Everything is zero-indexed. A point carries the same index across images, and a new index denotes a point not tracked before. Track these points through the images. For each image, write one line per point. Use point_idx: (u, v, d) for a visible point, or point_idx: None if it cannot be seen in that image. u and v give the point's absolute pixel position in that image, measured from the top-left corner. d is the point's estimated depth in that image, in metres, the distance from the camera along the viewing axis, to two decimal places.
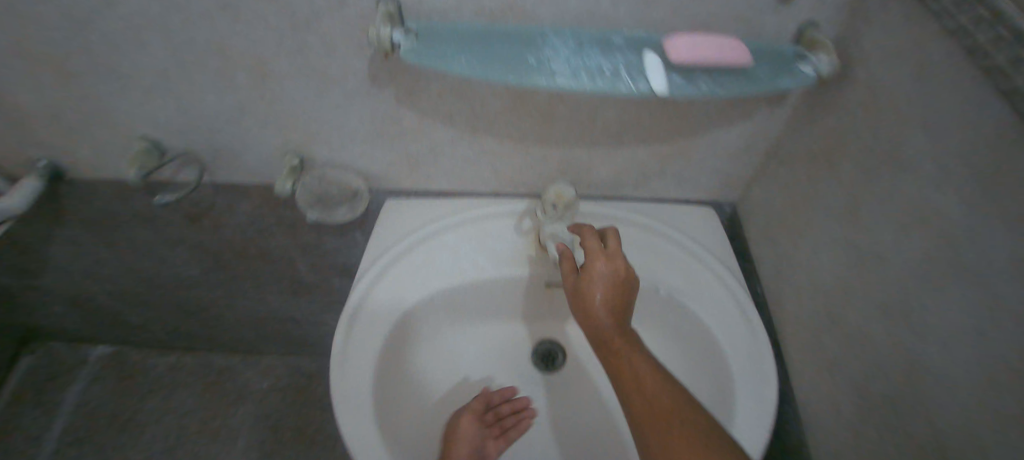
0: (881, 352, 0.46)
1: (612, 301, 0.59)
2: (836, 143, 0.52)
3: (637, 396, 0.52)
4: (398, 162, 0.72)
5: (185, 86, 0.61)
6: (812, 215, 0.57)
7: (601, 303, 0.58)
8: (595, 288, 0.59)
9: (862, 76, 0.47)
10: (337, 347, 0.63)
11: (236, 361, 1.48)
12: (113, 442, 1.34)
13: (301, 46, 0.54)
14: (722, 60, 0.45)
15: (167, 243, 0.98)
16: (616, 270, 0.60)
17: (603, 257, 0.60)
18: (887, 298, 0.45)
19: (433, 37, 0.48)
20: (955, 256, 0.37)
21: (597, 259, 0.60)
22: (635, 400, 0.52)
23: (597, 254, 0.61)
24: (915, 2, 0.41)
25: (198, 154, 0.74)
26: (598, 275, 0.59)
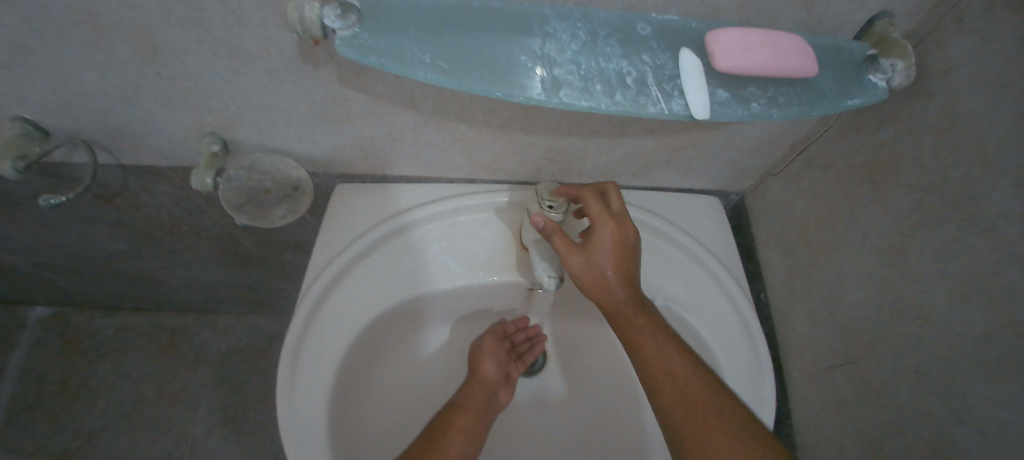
0: (920, 400, 0.43)
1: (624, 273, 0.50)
2: (890, 162, 0.44)
3: (664, 379, 0.47)
4: (350, 146, 0.58)
5: (52, 59, 0.44)
6: (846, 232, 0.50)
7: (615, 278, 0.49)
8: (605, 262, 0.49)
9: (939, 94, 0.39)
10: (282, 380, 0.55)
11: (190, 322, 1.31)
12: (67, 409, 1.21)
13: (202, 13, 0.39)
14: (779, 73, 0.35)
15: (82, 221, 0.81)
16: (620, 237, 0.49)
17: (607, 221, 0.49)
18: (935, 353, 0.41)
19: (379, 18, 0.33)
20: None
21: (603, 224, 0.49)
22: (662, 383, 0.47)
23: (602, 220, 0.49)
24: None
25: (93, 134, 0.57)
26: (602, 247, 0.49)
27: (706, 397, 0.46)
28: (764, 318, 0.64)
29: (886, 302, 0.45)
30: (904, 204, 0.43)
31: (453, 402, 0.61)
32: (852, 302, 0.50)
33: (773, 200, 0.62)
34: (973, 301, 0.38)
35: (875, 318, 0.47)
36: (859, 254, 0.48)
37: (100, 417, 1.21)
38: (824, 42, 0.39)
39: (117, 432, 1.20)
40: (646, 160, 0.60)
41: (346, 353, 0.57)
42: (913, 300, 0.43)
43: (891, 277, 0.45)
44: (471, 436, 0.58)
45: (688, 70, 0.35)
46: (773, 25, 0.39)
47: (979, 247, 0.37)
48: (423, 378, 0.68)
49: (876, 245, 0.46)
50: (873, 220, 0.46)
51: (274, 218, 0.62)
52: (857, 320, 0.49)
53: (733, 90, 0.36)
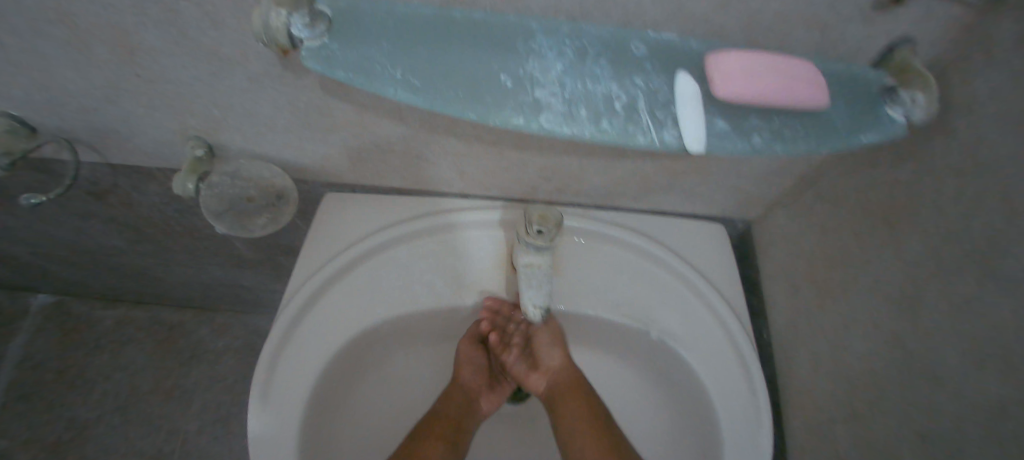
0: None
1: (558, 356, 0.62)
2: (909, 202, 0.41)
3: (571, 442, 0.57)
4: (338, 155, 0.56)
5: (29, 56, 0.43)
6: (859, 273, 0.46)
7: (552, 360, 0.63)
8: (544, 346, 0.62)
9: (963, 131, 0.36)
10: (253, 393, 0.52)
11: (189, 318, 1.20)
12: (66, 402, 1.10)
13: (175, 15, 0.37)
14: (786, 103, 0.32)
15: (75, 218, 0.79)
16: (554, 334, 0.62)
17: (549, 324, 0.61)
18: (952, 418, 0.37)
19: (353, 29, 0.31)
20: None
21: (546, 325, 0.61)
22: (572, 444, 0.57)
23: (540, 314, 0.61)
24: None
25: (79, 131, 0.56)
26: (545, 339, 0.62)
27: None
28: (766, 359, 0.62)
29: (897, 353, 0.42)
30: (922, 250, 0.40)
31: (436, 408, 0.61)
32: (862, 351, 0.47)
33: (782, 231, 0.58)
34: (989, 364, 0.34)
35: (885, 369, 0.44)
36: (872, 299, 0.45)
37: (94, 408, 1.10)
38: (835, 69, 0.36)
39: (109, 425, 1.09)
40: (648, 182, 0.57)
41: (323, 370, 0.55)
42: (925, 355, 0.39)
43: (903, 327, 0.42)
44: (449, 442, 0.58)
45: (685, 97, 0.32)
46: (784, 48, 0.36)
47: (1000, 306, 0.33)
48: (406, 394, 0.67)
49: (887, 292, 0.43)
50: (888, 264, 0.43)
51: (255, 228, 0.59)
52: (867, 371, 0.46)
53: (734, 122, 0.34)
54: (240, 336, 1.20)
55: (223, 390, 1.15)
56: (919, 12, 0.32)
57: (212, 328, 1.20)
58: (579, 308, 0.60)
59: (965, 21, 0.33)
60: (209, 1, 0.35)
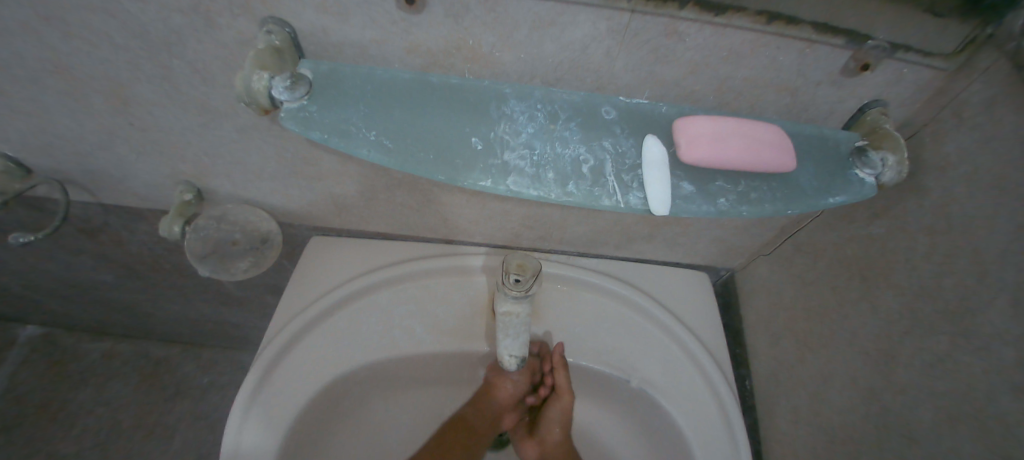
0: None
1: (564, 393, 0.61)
2: (882, 258, 0.41)
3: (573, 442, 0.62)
4: (323, 201, 0.57)
5: (28, 102, 0.45)
6: (835, 327, 0.46)
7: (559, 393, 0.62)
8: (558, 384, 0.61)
9: (933, 192, 0.37)
10: (227, 442, 0.51)
11: (177, 353, 1.18)
12: (44, 437, 1.05)
13: (169, 71, 0.39)
14: (750, 166, 0.33)
15: (64, 254, 0.79)
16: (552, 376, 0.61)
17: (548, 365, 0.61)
18: None
19: (333, 90, 0.34)
20: None
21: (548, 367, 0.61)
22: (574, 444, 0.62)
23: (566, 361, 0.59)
24: None
25: (71, 173, 0.57)
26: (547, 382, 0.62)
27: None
28: (747, 406, 0.61)
29: (871, 409, 0.42)
30: (894, 306, 0.40)
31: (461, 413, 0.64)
32: (839, 405, 0.46)
33: (762, 281, 0.59)
34: (962, 425, 0.34)
35: (860, 425, 0.44)
36: (848, 355, 0.45)
37: (75, 443, 1.05)
38: (800, 132, 0.37)
39: None
40: (628, 232, 0.57)
41: (298, 418, 0.53)
42: (901, 414, 0.39)
43: (877, 385, 0.42)
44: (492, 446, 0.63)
45: (650, 161, 0.33)
46: (754, 110, 0.38)
47: (974, 367, 0.33)
48: (383, 443, 0.65)
49: (863, 347, 0.43)
50: (862, 320, 0.43)
51: (236, 270, 0.60)
52: (843, 425, 0.46)
53: (699, 184, 0.35)
54: (226, 374, 1.18)
55: (206, 429, 1.11)
56: (888, 76, 0.34)
57: (198, 365, 1.17)
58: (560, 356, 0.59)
59: (933, 85, 0.35)
60: (201, 59, 0.37)
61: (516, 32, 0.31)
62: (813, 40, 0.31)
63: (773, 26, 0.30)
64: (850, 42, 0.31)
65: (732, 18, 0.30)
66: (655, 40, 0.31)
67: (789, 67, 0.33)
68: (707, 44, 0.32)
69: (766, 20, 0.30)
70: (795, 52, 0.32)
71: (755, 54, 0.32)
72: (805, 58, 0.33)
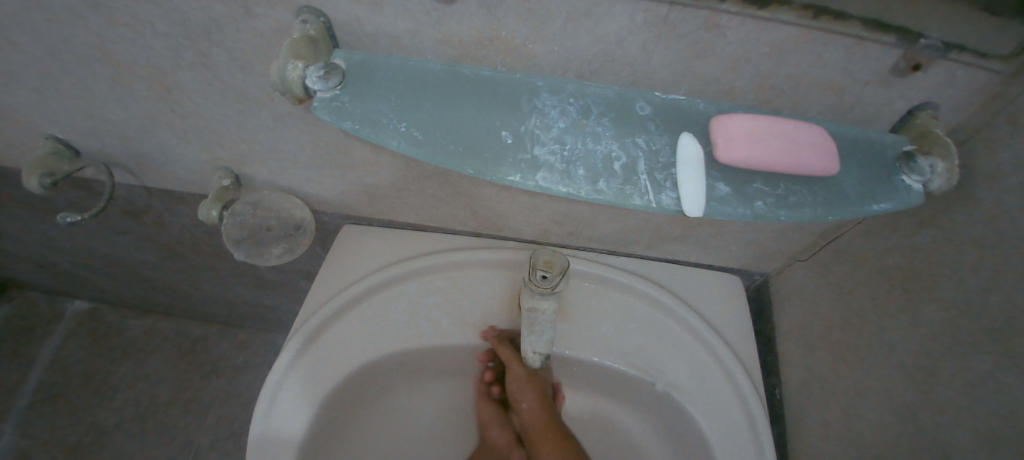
0: None
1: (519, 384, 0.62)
2: (927, 271, 0.39)
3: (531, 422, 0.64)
4: (353, 190, 0.58)
5: (79, 88, 0.47)
6: (874, 340, 0.44)
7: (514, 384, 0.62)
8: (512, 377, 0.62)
9: (985, 202, 0.34)
10: (256, 419, 0.53)
11: (212, 332, 1.23)
12: (90, 405, 1.12)
13: (208, 60, 0.40)
14: (790, 169, 0.31)
15: (111, 234, 0.83)
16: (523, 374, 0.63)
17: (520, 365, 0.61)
18: None
19: (367, 81, 0.34)
20: None
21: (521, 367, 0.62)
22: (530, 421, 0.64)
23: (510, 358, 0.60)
24: None
25: (118, 156, 0.60)
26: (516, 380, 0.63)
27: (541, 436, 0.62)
28: (775, 417, 0.60)
29: (909, 428, 0.40)
30: (938, 321, 0.38)
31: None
32: (872, 422, 0.44)
33: (798, 287, 0.57)
34: (1001, 452, 0.32)
35: (895, 445, 0.41)
36: (886, 370, 0.43)
37: (117, 413, 1.12)
38: (849, 134, 0.35)
39: (127, 433, 1.10)
40: (658, 231, 0.56)
41: (322, 402, 0.55)
42: (940, 434, 0.37)
43: (916, 403, 0.40)
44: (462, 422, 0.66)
45: (685, 160, 0.32)
46: (798, 109, 0.36)
47: (1016, 390, 0.31)
48: (405, 433, 0.65)
49: (903, 362, 0.41)
50: (903, 334, 0.41)
51: (270, 256, 0.62)
52: (876, 443, 0.44)
53: (736, 186, 0.33)
54: (258, 354, 1.22)
55: (237, 406, 1.16)
56: (944, 76, 0.32)
57: (232, 344, 1.22)
58: (584, 355, 0.58)
59: (995, 87, 0.32)
60: (239, 49, 0.38)
61: (549, 24, 0.30)
62: (862, 38, 0.29)
63: (819, 22, 0.29)
64: (903, 40, 0.29)
65: (776, 11, 0.28)
66: (693, 34, 0.30)
67: (835, 64, 0.32)
68: (748, 39, 0.30)
69: (812, 14, 0.28)
70: (842, 50, 0.30)
71: (800, 50, 0.31)
72: (853, 56, 0.31)
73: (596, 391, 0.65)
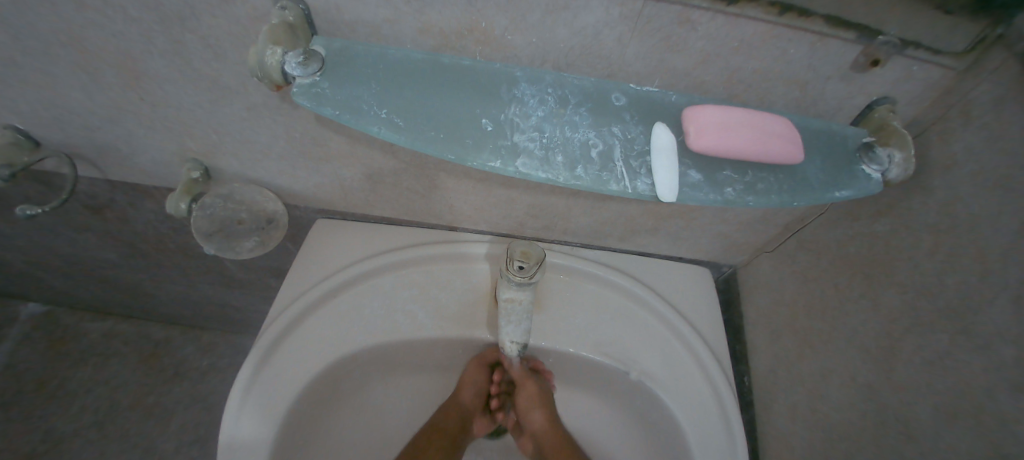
0: None
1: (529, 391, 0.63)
2: (885, 257, 0.41)
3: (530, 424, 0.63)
4: (330, 184, 0.57)
5: (38, 74, 0.45)
6: (835, 325, 0.47)
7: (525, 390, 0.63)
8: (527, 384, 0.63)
9: (939, 190, 0.36)
10: (229, 416, 0.51)
11: (179, 335, 1.19)
12: (43, 414, 1.06)
13: (180, 46, 0.39)
14: (759, 156, 0.33)
15: (69, 231, 0.79)
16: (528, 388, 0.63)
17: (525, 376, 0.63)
18: None
19: (345, 67, 0.34)
20: None
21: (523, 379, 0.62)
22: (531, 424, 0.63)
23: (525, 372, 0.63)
24: None
25: (78, 147, 0.57)
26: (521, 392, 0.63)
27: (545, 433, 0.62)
28: (745, 404, 0.62)
29: (871, 406, 0.43)
30: (895, 303, 0.40)
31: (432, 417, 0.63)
32: (837, 402, 0.47)
33: (764, 277, 0.59)
34: (961, 422, 0.34)
35: (859, 423, 0.44)
36: (848, 352, 0.45)
37: (74, 421, 1.06)
38: (812, 125, 0.37)
39: (85, 442, 1.05)
40: (632, 224, 0.58)
41: (298, 398, 0.54)
42: (900, 410, 0.40)
43: (876, 383, 0.42)
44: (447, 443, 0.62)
45: (659, 148, 0.34)
46: (764, 103, 0.38)
47: (972, 364, 0.34)
48: (380, 427, 0.65)
49: (862, 343, 0.43)
50: (862, 317, 0.43)
51: (242, 249, 0.61)
52: (842, 422, 0.46)
53: (707, 172, 0.35)
54: (225, 357, 1.18)
55: (204, 411, 1.12)
56: (897, 72, 0.34)
57: (200, 348, 1.18)
58: (561, 346, 0.58)
59: (944, 84, 0.35)
60: (214, 35, 0.37)
61: (530, 15, 0.31)
62: (825, 34, 0.31)
63: (784, 18, 0.30)
64: (862, 36, 0.31)
65: (745, 7, 0.30)
66: (668, 28, 0.31)
67: (800, 60, 0.33)
68: (719, 34, 0.32)
69: (778, 11, 0.30)
70: (806, 46, 0.32)
71: (767, 46, 0.32)
72: (816, 52, 0.33)
73: (574, 383, 0.66)
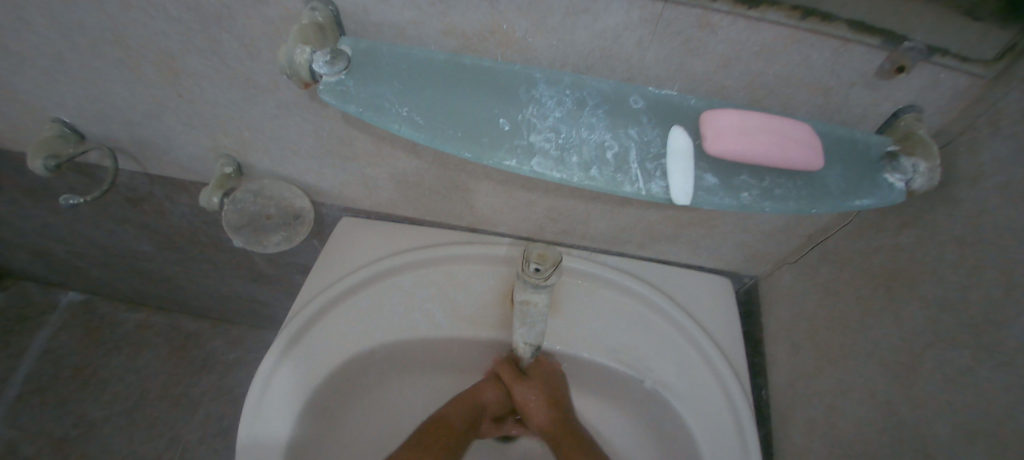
0: None
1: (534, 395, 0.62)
2: (909, 269, 0.40)
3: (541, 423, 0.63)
4: (354, 182, 0.59)
5: (89, 71, 0.48)
6: (857, 339, 0.45)
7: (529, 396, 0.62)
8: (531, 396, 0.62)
9: (966, 201, 0.35)
10: (249, 404, 0.53)
11: (207, 326, 1.23)
12: (80, 397, 1.11)
13: (218, 46, 0.41)
14: (777, 162, 0.32)
15: (110, 222, 0.84)
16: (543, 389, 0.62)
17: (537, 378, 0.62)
18: None
19: (371, 68, 0.35)
20: None
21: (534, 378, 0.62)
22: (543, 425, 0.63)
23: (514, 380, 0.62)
24: None
25: (123, 142, 0.61)
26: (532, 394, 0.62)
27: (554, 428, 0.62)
28: (761, 417, 0.60)
29: (890, 424, 0.41)
30: (919, 317, 0.39)
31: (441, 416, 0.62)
32: (856, 418, 0.45)
33: (785, 289, 0.58)
34: (980, 442, 0.33)
35: (877, 441, 0.42)
36: (868, 368, 0.44)
37: (106, 404, 1.11)
38: (834, 132, 0.37)
39: (116, 426, 1.09)
40: (650, 230, 0.57)
41: (314, 390, 0.55)
42: (920, 428, 0.38)
43: (895, 399, 0.41)
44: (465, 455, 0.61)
45: (676, 151, 0.34)
46: (786, 109, 0.37)
47: (995, 381, 0.32)
48: (395, 424, 0.66)
49: (884, 358, 0.42)
50: (885, 331, 0.42)
51: (268, 243, 0.63)
52: (859, 439, 0.44)
53: (723, 176, 0.35)
54: (250, 350, 1.22)
55: (228, 402, 1.16)
56: (925, 79, 0.33)
57: (226, 340, 1.22)
58: (574, 350, 0.58)
59: (975, 91, 0.34)
60: (249, 35, 0.39)
61: (550, 17, 0.32)
62: (848, 39, 0.31)
63: (807, 23, 0.30)
64: (887, 43, 0.31)
65: (766, 11, 0.30)
66: (686, 31, 0.31)
67: (822, 65, 0.33)
68: (739, 38, 0.32)
69: (801, 15, 0.30)
70: (829, 50, 0.32)
71: (788, 50, 0.32)
72: (839, 57, 0.32)
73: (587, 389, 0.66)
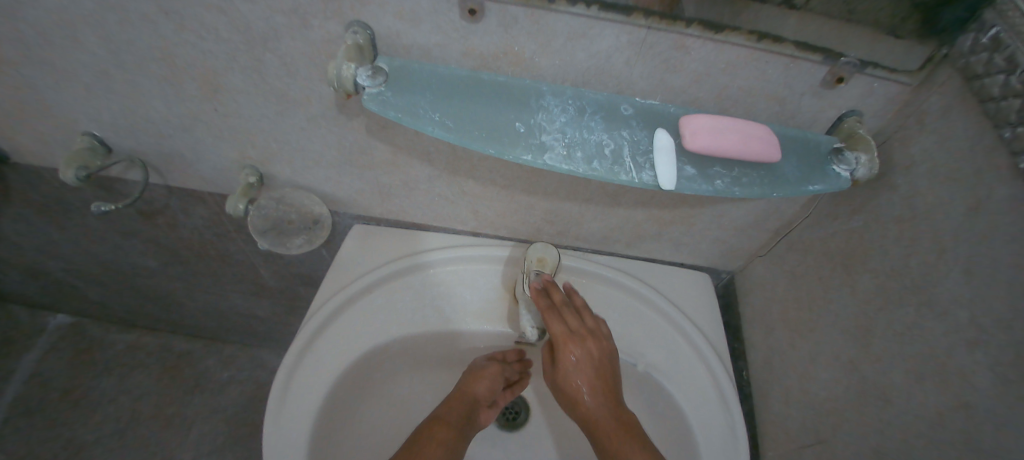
0: None
1: (581, 359, 0.54)
2: (858, 250, 0.47)
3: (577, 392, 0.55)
4: (368, 190, 0.64)
5: (132, 88, 0.53)
6: (821, 314, 0.52)
7: (573, 359, 0.54)
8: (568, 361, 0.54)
9: (901, 187, 0.43)
10: (275, 392, 0.58)
11: (201, 346, 1.23)
12: (70, 419, 1.11)
13: (260, 64, 0.47)
14: (744, 155, 0.39)
15: (118, 237, 0.87)
16: (588, 353, 0.54)
17: (573, 341, 0.54)
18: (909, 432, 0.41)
19: (404, 82, 0.42)
20: (992, 409, 0.35)
21: (567, 343, 0.54)
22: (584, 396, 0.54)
23: (564, 337, 0.54)
24: (990, 107, 0.35)
25: (148, 155, 0.65)
26: (569, 364, 0.54)
27: (603, 396, 0.54)
28: (743, 396, 0.66)
29: (853, 383, 0.47)
30: (870, 288, 0.46)
31: (433, 415, 0.60)
32: (825, 382, 0.51)
33: (760, 279, 0.64)
34: (929, 381, 0.40)
35: (844, 398, 0.49)
36: (832, 338, 0.50)
37: (98, 426, 1.11)
38: (789, 132, 0.44)
39: (106, 448, 1.09)
40: (638, 230, 0.64)
41: (335, 381, 0.59)
42: (878, 381, 0.45)
43: (855, 360, 0.47)
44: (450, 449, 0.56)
45: (661, 147, 0.40)
46: (749, 116, 0.45)
47: (935, 329, 0.39)
48: (407, 414, 0.71)
49: (844, 329, 0.49)
50: (844, 304, 0.49)
51: (291, 246, 0.71)
52: (831, 400, 0.51)
53: (700, 168, 0.42)
54: (245, 369, 1.23)
55: (223, 420, 1.16)
56: (862, 89, 0.41)
57: (219, 359, 1.23)
58: None
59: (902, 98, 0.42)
60: (291, 55, 0.45)
61: (554, 41, 0.39)
62: (797, 56, 0.38)
63: (763, 43, 0.37)
64: (828, 59, 0.38)
65: (729, 35, 0.37)
66: (666, 52, 0.39)
67: (777, 79, 0.41)
68: (709, 57, 0.39)
69: (757, 37, 0.37)
70: (782, 66, 0.39)
71: (749, 67, 0.40)
72: (790, 71, 0.40)
73: None
